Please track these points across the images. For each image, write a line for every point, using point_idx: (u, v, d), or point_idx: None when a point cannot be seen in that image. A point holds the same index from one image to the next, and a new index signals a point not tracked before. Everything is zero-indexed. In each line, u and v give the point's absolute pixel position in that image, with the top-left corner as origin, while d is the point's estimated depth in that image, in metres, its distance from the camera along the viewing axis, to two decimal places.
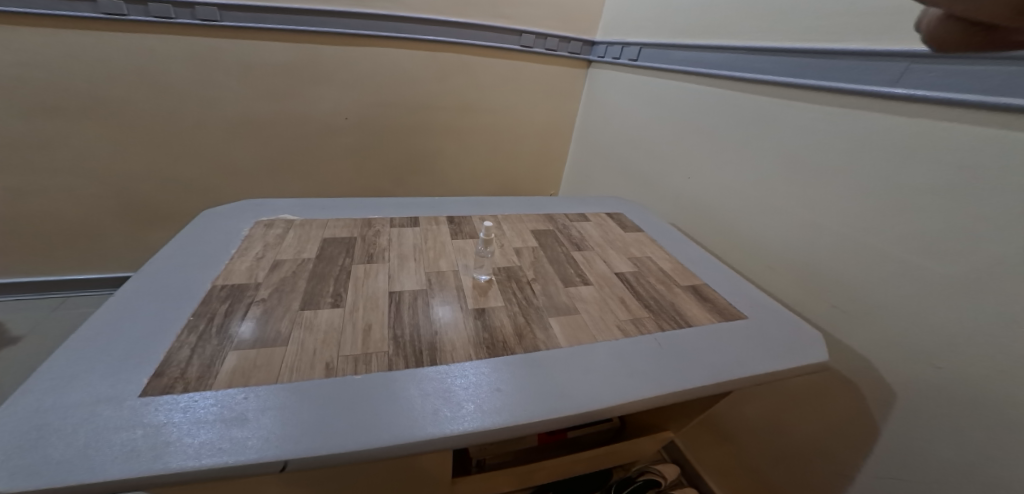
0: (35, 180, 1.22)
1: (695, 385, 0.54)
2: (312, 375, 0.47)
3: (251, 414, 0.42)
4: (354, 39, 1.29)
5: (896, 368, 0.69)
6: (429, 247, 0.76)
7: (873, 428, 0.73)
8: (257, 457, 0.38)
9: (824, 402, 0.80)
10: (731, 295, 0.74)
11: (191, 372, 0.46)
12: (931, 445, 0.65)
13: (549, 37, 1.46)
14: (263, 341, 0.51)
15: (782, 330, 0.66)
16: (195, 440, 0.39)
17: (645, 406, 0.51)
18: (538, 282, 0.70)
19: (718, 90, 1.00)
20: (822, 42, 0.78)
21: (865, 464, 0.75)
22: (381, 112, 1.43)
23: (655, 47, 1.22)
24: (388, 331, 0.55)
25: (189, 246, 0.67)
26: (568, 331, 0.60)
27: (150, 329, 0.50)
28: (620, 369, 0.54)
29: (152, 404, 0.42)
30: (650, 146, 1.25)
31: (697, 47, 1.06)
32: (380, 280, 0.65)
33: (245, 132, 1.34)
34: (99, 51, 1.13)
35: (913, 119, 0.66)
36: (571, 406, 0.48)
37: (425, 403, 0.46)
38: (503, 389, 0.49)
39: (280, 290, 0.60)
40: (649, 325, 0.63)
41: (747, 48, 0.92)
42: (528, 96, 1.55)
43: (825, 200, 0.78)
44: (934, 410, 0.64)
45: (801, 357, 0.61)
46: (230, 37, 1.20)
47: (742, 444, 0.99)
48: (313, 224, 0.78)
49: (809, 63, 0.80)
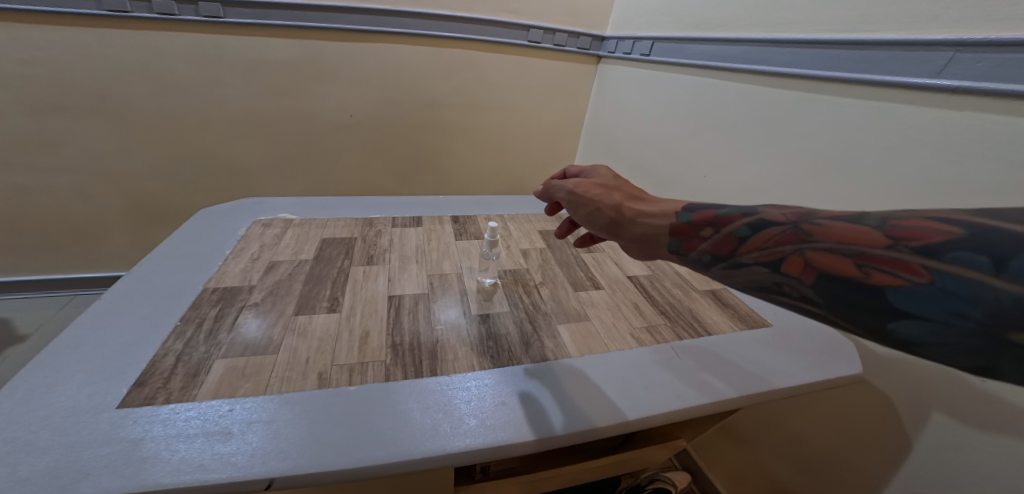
0: (40, 179, 1.22)
1: (712, 399, 0.49)
2: (304, 385, 0.44)
3: (236, 428, 0.39)
4: (358, 35, 1.26)
5: (936, 381, 0.63)
6: (431, 249, 0.72)
7: (901, 440, 0.68)
8: (241, 475, 0.35)
9: (847, 412, 0.76)
10: (752, 301, 0.70)
11: (174, 381, 0.43)
12: (971, 465, 0.60)
13: (557, 33, 1.41)
14: (254, 348, 0.48)
15: (808, 339, 0.62)
16: (175, 455, 0.36)
17: (663, 421, 0.48)
18: (546, 286, 0.67)
19: (738, 85, 0.94)
20: (852, 33, 0.72)
21: (894, 478, 0.70)
22: (384, 110, 1.40)
23: (668, 41, 1.16)
24: (387, 338, 0.51)
25: (184, 247, 0.65)
26: (579, 339, 0.56)
27: (137, 334, 0.48)
28: (633, 379, 0.51)
29: (131, 416, 0.39)
30: (663, 144, 1.20)
31: (712, 40, 1.00)
32: (380, 283, 0.62)
33: (249, 130, 1.32)
34: (101, 48, 1.11)
35: (957, 112, 0.60)
36: (584, 422, 0.45)
37: (424, 417, 0.42)
38: (508, 403, 0.45)
39: (274, 293, 0.57)
40: (666, 333, 0.59)
41: (770, 39, 0.86)
42: (535, 93, 1.51)
43: (859, 200, 0.72)
44: (974, 420, 0.59)
45: (827, 368, 0.56)
46: (234, 33, 1.18)
47: (759, 454, 0.94)
48: (312, 224, 0.76)
49: (838, 56, 0.74)
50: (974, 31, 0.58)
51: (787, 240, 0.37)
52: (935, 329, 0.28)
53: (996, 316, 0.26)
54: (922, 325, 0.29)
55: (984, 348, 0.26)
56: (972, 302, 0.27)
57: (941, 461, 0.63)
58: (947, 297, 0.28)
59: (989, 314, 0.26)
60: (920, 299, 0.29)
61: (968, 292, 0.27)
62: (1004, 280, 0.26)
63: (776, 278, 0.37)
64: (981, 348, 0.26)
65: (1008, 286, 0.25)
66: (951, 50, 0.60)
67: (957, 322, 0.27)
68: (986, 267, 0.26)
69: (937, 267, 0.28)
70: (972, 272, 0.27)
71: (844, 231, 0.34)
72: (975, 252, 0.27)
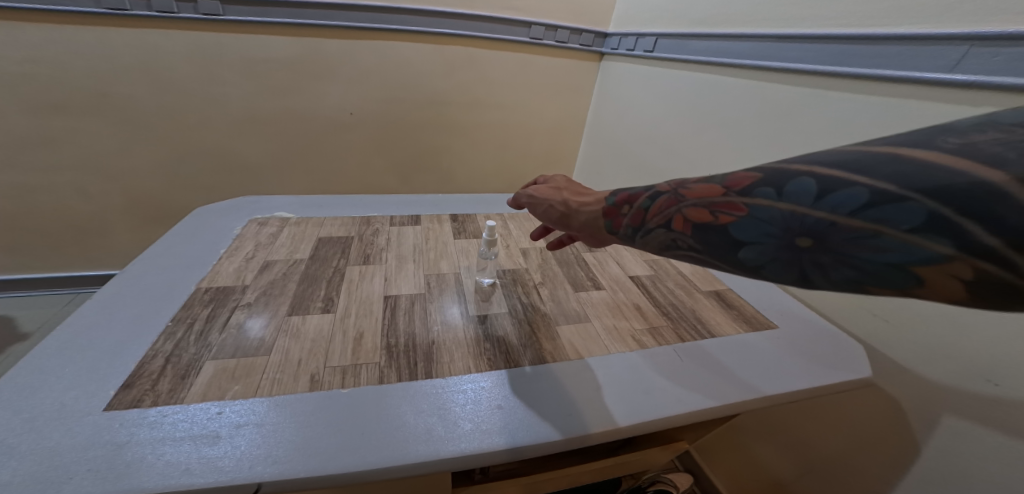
0: (41, 178, 1.22)
1: (715, 405, 0.48)
2: (296, 388, 0.43)
3: (224, 432, 0.38)
4: (359, 32, 1.25)
5: (944, 383, 0.61)
6: (429, 248, 0.71)
7: (910, 444, 0.66)
8: (229, 480, 0.34)
9: (852, 414, 0.74)
10: (757, 303, 0.68)
11: (163, 384, 0.42)
12: (978, 467, 0.58)
13: (559, 29, 1.39)
14: (245, 350, 0.47)
15: (817, 343, 0.60)
16: (161, 458, 0.35)
17: (664, 425, 0.46)
18: (545, 286, 0.65)
19: (744, 82, 0.92)
20: (863, 28, 0.70)
21: (903, 482, 0.68)
22: (384, 108, 1.39)
23: (672, 37, 1.14)
24: (382, 340, 0.50)
25: (179, 246, 0.64)
26: (578, 342, 0.55)
27: (125, 335, 0.47)
28: (634, 384, 0.49)
29: (118, 419, 0.38)
30: (666, 142, 1.18)
31: (718, 37, 0.98)
32: (376, 283, 0.61)
33: (250, 128, 1.31)
34: (101, 46, 1.11)
35: (972, 109, 0.58)
36: (585, 428, 0.43)
37: (418, 420, 0.41)
38: (505, 407, 0.44)
39: (269, 293, 0.56)
40: (668, 335, 0.58)
41: (777, 35, 0.84)
42: (537, 90, 1.49)
43: None
44: (986, 423, 0.57)
45: (836, 373, 0.55)
46: (234, 32, 1.17)
47: (761, 455, 0.93)
48: (310, 223, 0.75)
49: (847, 51, 0.72)
50: (991, 25, 0.56)
51: (669, 203, 0.41)
52: (761, 250, 0.34)
53: (789, 230, 0.32)
54: (755, 249, 0.34)
55: (790, 257, 0.32)
56: (772, 223, 0.33)
57: (947, 463, 0.62)
58: (760, 223, 0.34)
59: (783, 229, 0.32)
60: (747, 227, 0.35)
61: (767, 216, 0.33)
62: (785, 202, 0.33)
63: (670, 236, 0.40)
64: (790, 258, 0.32)
65: (789, 206, 0.32)
66: (965, 44, 0.58)
67: (768, 240, 0.33)
68: (772, 195, 0.34)
69: (749, 201, 0.35)
70: (766, 200, 0.34)
71: (699, 188, 0.39)
72: (769, 186, 0.34)
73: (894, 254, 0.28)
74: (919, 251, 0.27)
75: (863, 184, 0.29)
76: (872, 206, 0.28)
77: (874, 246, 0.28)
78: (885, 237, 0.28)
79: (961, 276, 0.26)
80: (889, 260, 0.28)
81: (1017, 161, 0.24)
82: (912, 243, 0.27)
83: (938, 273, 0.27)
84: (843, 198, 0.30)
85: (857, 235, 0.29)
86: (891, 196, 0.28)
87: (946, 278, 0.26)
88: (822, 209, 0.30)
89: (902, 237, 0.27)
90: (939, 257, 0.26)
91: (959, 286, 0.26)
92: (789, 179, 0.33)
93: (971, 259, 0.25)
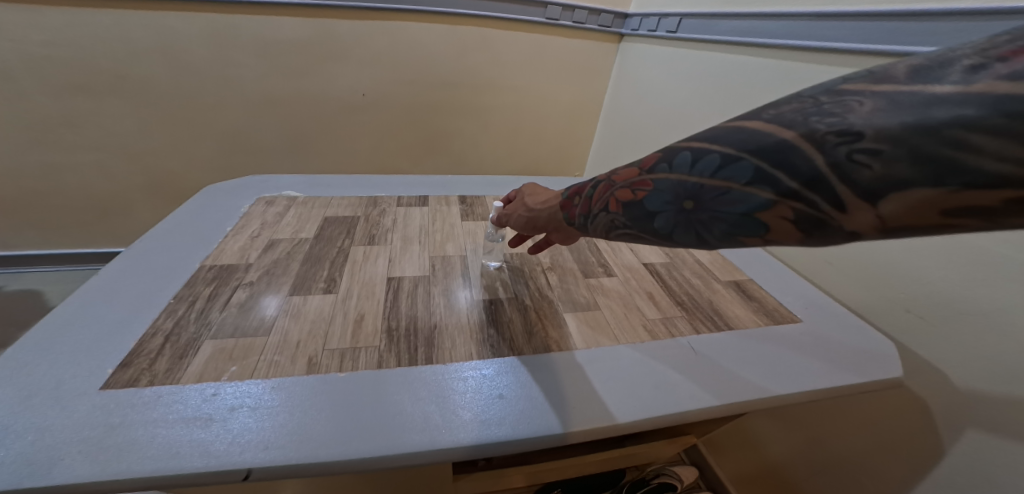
0: (65, 158, 1.24)
1: (723, 405, 0.45)
2: (293, 370, 0.42)
3: (218, 414, 0.37)
4: (372, 14, 1.22)
5: (974, 384, 0.57)
6: (436, 230, 0.69)
7: (933, 449, 0.62)
8: (217, 465, 0.33)
9: (871, 415, 0.70)
10: (780, 295, 0.65)
11: (160, 364, 0.41)
12: (1003, 475, 0.54)
13: (576, 9, 1.33)
14: (243, 330, 0.46)
15: (843, 344, 0.56)
16: (158, 436, 0.35)
17: (671, 421, 0.44)
18: (555, 271, 0.63)
19: (774, 62, 0.86)
20: (916, 3, 0.63)
21: (920, 485, 0.64)
22: (397, 89, 1.36)
23: (696, 18, 1.08)
24: (382, 322, 0.49)
25: (187, 225, 0.63)
26: (587, 330, 0.52)
27: (124, 314, 0.46)
28: (642, 378, 0.47)
29: (115, 400, 0.37)
30: (686, 125, 1.12)
31: (747, 15, 0.92)
32: (380, 264, 0.59)
33: (267, 111, 1.31)
34: (118, 28, 1.10)
35: None
36: (587, 421, 0.41)
37: (415, 409, 0.40)
38: (506, 397, 0.42)
39: (270, 273, 0.55)
40: (683, 326, 0.55)
41: (816, 13, 0.77)
42: (551, 73, 1.44)
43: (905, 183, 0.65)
44: (1014, 428, 0.53)
45: (856, 374, 0.51)
46: (249, 12, 1.15)
47: (773, 453, 0.90)
48: (316, 203, 0.73)
49: (895, 29, 0.65)
50: None
51: (603, 188, 0.40)
52: (666, 218, 0.33)
53: (677, 196, 0.32)
54: (662, 218, 0.34)
55: (683, 220, 0.32)
56: (670, 192, 0.33)
57: (971, 468, 0.58)
58: (661, 194, 0.33)
59: (677, 195, 0.32)
60: (651, 199, 0.34)
61: (665, 186, 0.33)
62: (675, 173, 0.33)
63: (609, 218, 0.39)
64: (685, 221, 0.32)
65: (677, 176, 0.32)
66: None
67: (668, 208, 0.33)
68: (666, 168, 0.34)
69: (652, 177, 0.34)
70: (661, 174, 0.34)
71: (622, 171, 0.38)
72: (666, 161, 0.34)
73: (741, 205, 0.29)
74: (755, 200, 0.28)
75: (716, 150, 0.30)
76: (722, 167, 0.29)
77: (730, 201, 0.29)
78: (733, 192, 0.29)
79: (788, 217, 0.27)
80: (740, 211, 0.29)
81: (803, 122, 0.26)
82: (750, 194, 0.28)
83: (773, 217, 0.27)
84: (704, 164, 0.31)
85: (721, 193, 0.29)
86: (731, 156, 0.29)
87: (779, 221, 0.27)
88: (697, 174, 0.31)
89: (745, 190, 0.28)
90: (768, 203, 0.27)
91: (790, 227, 0.27)
92: (675, 153, 0.33)
93: (789, 201, 0.27)
